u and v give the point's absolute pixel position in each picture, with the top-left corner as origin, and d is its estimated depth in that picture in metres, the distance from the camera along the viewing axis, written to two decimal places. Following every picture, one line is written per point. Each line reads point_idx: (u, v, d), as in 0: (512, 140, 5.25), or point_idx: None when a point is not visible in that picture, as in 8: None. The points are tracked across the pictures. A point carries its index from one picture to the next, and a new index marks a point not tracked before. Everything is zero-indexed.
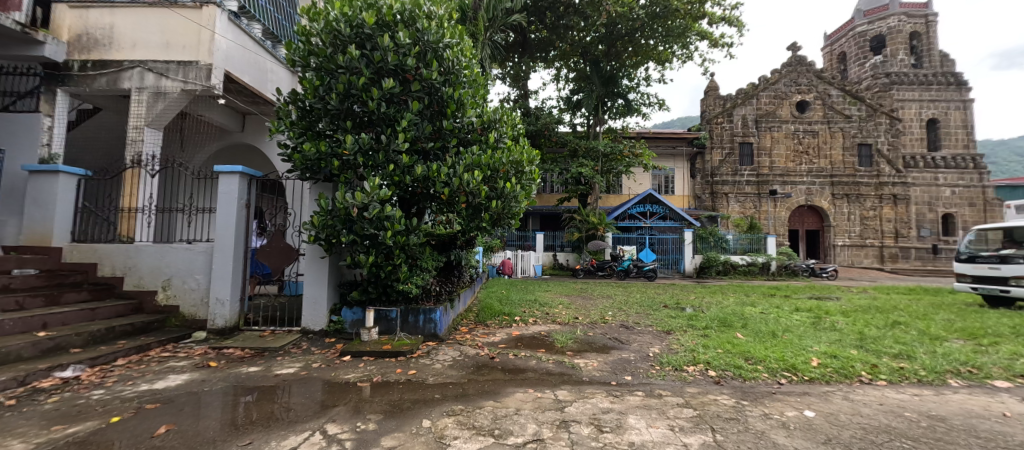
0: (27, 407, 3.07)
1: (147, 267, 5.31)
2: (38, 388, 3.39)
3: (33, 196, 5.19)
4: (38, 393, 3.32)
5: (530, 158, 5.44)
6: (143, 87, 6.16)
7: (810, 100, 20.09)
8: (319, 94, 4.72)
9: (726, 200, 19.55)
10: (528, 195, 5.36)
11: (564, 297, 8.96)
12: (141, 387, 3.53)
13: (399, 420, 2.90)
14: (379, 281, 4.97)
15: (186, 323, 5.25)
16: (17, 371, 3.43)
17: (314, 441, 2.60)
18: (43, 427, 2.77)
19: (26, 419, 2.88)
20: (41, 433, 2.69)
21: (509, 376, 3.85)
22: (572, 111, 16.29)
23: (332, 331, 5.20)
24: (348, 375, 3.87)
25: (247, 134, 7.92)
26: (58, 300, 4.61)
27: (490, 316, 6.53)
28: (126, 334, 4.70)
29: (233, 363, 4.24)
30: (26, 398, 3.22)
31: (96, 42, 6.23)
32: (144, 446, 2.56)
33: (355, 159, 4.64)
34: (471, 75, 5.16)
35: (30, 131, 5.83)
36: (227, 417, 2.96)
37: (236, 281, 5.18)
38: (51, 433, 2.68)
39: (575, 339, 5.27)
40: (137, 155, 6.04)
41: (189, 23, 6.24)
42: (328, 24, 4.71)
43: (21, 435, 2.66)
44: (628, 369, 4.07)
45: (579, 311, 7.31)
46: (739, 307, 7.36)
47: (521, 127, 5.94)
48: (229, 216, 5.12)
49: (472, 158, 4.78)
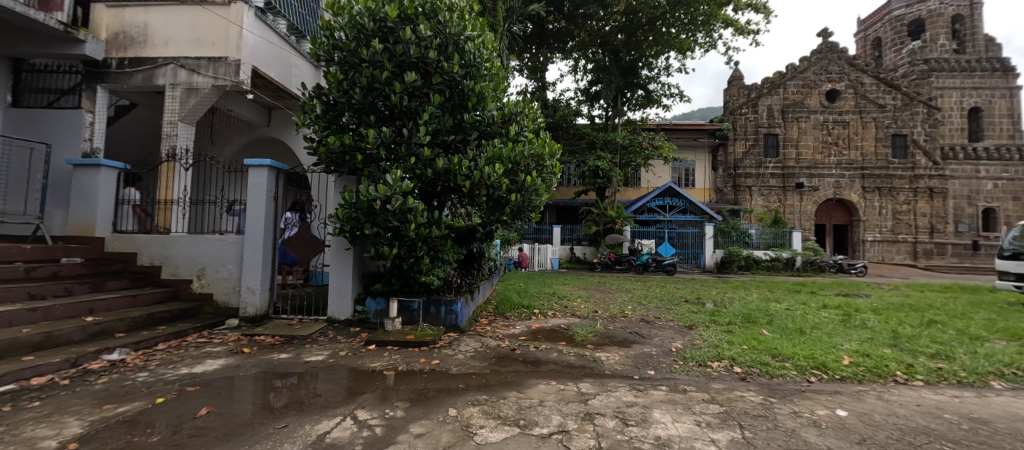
0: (80, 387, 3.28)
1: (182, 258, 5.55)
2: (89, 370, 3.61)
3: (77, 189, 5.48)
4: (87, 374, 3.53)
5: (551, 151, 5.46)
6: (176, 84, 6.38)
7: (841, 89, 19.29)
8: (343, 88, 4.81)
9: (749, 193, 19.11)
10: (548, 188, 5.35)
11: (582, 291, 8.97)
12: (182, 370, 3.72)
13: (425, 408, 2.96)
14: (403, 272, 5.07)
15: (219, 311, 5.47)
16: (68, 353, 3.65)
17: (346, 426, 2.70)
18: (95, 406, 2.96)
19: (80, 398, 3.08)
20: (93, 412, 2.87)
21: (530, 368, 3.89)
22: (590, 103, 16.12)
23: (356, 320, 5.32)
24: (374, 364, 3.97)
25: (273, 128, 8.18)
26: (102, 287, 4.88)
27: (510, 308, 6.59)
28: (165, 320, 4.93)
29: (264, 349, 4.40)
30: (79, 378, 3.44)
31: (132, 40, 6.47)
32: (189, 426, 2.70)
33: (378, 152, 4.71)
34: (492, 68, 5.21)
35: (74, 126, 6.16)
36: (262, 402, 3.09)
37: (266, 270, 5.36)
38: (104, 412, 2.86)
39: (595, 333, 5.26)
40: (172, 149, 6.27)
41: (218, 19, 6.40)
42: (352, 18, 4.76)
43: (75, 413, 2.84)
44: (651, 363, 4.05)
45: (597, 305, 7.30)
46: (763, 303, 7.21)
47: (540, 119, 5.94)
48: (258, 208, 5.29)
49: (493, 151, 4.78)
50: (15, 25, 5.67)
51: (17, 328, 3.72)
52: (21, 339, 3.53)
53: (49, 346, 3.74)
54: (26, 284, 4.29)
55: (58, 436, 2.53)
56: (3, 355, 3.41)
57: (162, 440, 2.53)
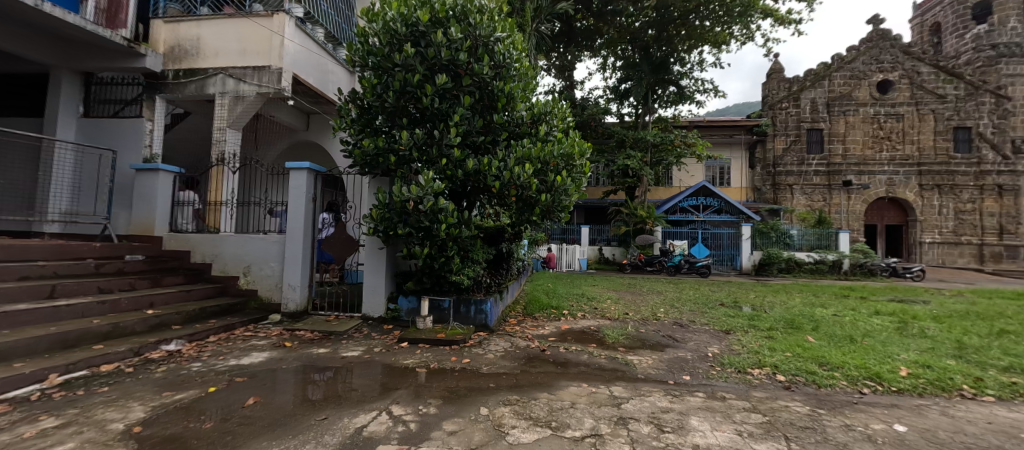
0: (142, 374, 3.54)
1: (230, 256, 5.87)
2: (149, 359, 3.89)
3: (139, 191, 5.94)
4: (148, 362, 3.80)
5: (581, 150, 5.41)
6: (225, 92, 6.76)
7: (895, 80, 18.04)
8: (377, 92, 4.95)
9: (790, 192, 18.28)
10: (578, 188, 5.30)
11: (611, 292, 8.82)
12: (231, 361, 3.94)
13: (457, 406, 3.00)
14: (434, 271, 5.16)
15: (263, 306, 5.74)
16: (132, 343, 3.94)
17: (382, 421, 2.77)
18: (156, 392, 3.18)
19: (142, 385, 3.32)
20: (154, 398, 3.08)
21: (560, 370, 3.86)
22: (619, 101, 15.83)
23: (389, 318, 5.45)
24: (407, 361, 4.06)
25: (312, 132, 8.53)
26: (161, 283, 5.25)
27: (538, 309, 6.57)
28: (215, 313, 5.23)
29: (304, 344, 4.59)
30: (141, 366, 3.71)
31: (185, 52, 6.89)
32: (238, 415, 2.86)
33: (410, 154, 4.82)
34: (521, 68, 5.22)
35: (136, 133, 6.65)
36: (303, 394, 3.22)
37: (305, 268, 5.59)
38: (163, 398, 3.07)
39: (626, 335, 5.16)
40: (221, 154, 6.65)
41: (262, 30, 6.72)
42: (385, 24, 4.88)
43: (139, 399, 3.06)
44: (686, 369, 3.93)
45: (628, 307, 7.16)
46: (807, 308, 6.85)
47: (570, 119, 5.91)
48: (298, 209, 5.52)
49: (523, 151, 4.78)
50: (85, 42, 6.22)
51: (88, 319, 4.05)
52: (91, 329, 3.85)
53: (116, 336, 4.05)
54: (94, 278, 4.67)
55: (123, 420, 2.73)
56: (76, 343, 3.72)
57: (213, 427, 2.68)
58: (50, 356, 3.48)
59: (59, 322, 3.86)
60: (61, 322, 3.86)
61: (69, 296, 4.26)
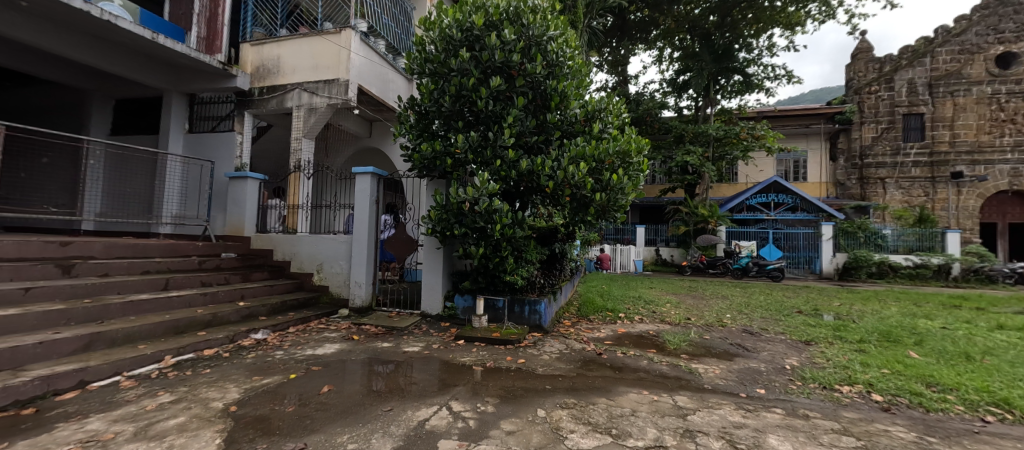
0: (236, 359, 3.94)
1: (305, 254, 6.35)
2: (241, 346, 4.32)
3: (232, 197, 6.65)
4: (241, 349, 4.22)
5: (638, 147, 5.22)
6: (300, 105, 7.33)
7: (1019, 52, 15.47)
8: (434, 97, 5.10)
9: (881, 186, 16.46)
10: (635, 186, 5.11)
11: (671, 296, 8.41)
12: (307, 351, 4.26)
13: (514, 406, 3.01)
14: (488, 271, 5.22)
15: (333, 301, 6.14)
16: (228, 331, 4.41)
17: (443, 416, 2.85)
18: (247, 376, 3.52)
19: (236, 369, 3.69)
20: (246, 381, 3.41)
21: (618, 375, 3.74)
22: (677, 94, 15.09)
23: (446, 316, 5.60)
24: (464, 358, 4.14)
25: (374, 139, 9.02)
26: (250, 278, 5.81)
27: (593, 311, 6.43)
28: (295, 306, 5.70)
29: (370, 338, 4.85)
30: (234, 352, 4.13)
31: (266, 70, 7.56)
32: (315, 401, 3.09)
33: (466, 156, 4.93)
34: (575, 65, 5.14)
35: (229, 145, 7.45)
36: (371, 385, 3.40)
37: (370, 267, 5.91)
38: (253, 382, 3.39)
39: (690, 342, 4.89)
40: (297, 161, 7.22)
41: (332, 46, 7.21)
42: (442, 31, 5.01)
43: (234, 381, 3.41)
44: (760, 381, 3.65)
45: (690, 311, 6.79)
46: (907, 319, 6.07)
47: (625, 115, 5.73)
48: (364, 211, 5.85)
49: (577, 149, 4.71)
50: (191, 67, 7.08)
51: (194, 308, 4.61)
52: (196, 317, 4.36)
53: (215, 324, 4.54)
54: (198, 273, 5.31)
55: (221, 399, 3.06)
56: (185, 329, 4.24)
57: (294, 411, 2.91)
58: (165, 340, 3.99)
59: (172, 310, 4.44)
60: (173, 311, 4.44)
61: (179, 289, 4.89)
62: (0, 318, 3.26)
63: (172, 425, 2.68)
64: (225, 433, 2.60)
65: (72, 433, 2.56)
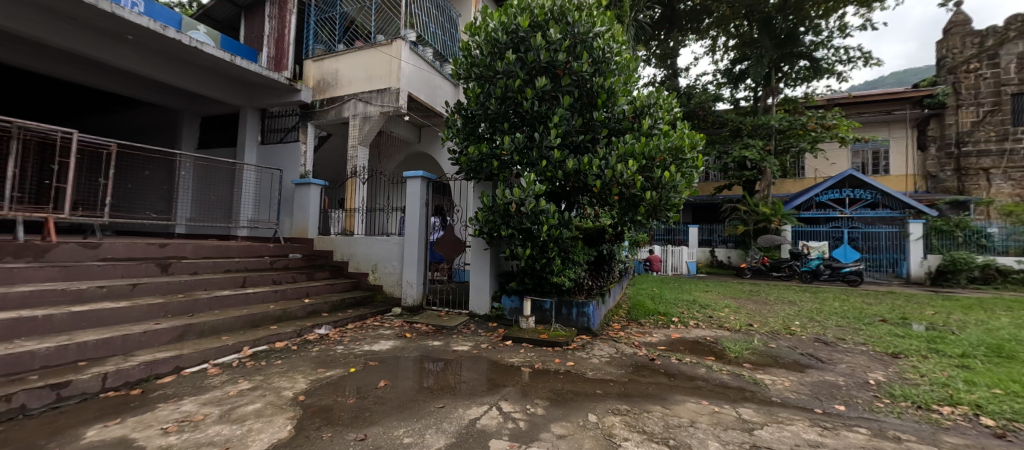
0: (303, 352, 4.21)
1: (361, 255, 6.66)
2: (307, 340, 4.61)
3: (298, 202, 7.14)
4: (306, 343, 4.51)
5: (692, 142, 4.97)
6: (355, 114, 7.71)
7: None
8: (480, 101, 5.16)
9: (983, 178, 14.54)
10: (689, 184, 4.87)
11: (730, 300, 7.92)
12: (364, 347, 4.46)
13: (565, 410, 2.96)
14: (535, 272, 5.18)
15: (387, 300, 6.38)
16: (295, 326, 4.72)
17: (493, 415, 2.85)
18: (313, 368, 3.75)
19: (303, 361, 3.94)
20: (312, 372, 3.64)
21: (674, 382, 3.57)
22: (733, 84, 14.25)
23: (494, 316, 5.64)
24: (513, 359, 4.14)
25: (422, 144, 9.33)
26: (313, 277, 6.20)
27: (644, 314, 6.20)
28: (353, 304, 5.99)
29: (422, 336, 4.99)
30: (301, 345, 4.42)
31: (325, 83, 8.04)
32: (373, 395, 3.22)
33: (512, 158, 4.95)
34: (623, 60, 4.99)
35: (294, 154, 8.00)
36: (424, 382, 3.49)
37: (420, 267, 6.09)
38: (318, 374, 3.61)
39: (753, 350, 4.58)
40: (353, 168, 7.61)
41: (384, 56, 7.52)
42: (487, 35, 5.05)
43: (302, 372, 3.64)
44: (837, 396, 3.33)
45: (752, 317, 6.35)
46: (1021, 331, 5.27)
47: (677, 109, 5.50)
48: (414, 214, 6.03)
49: (625, 147, 4.58)
50: (263, 84, 7.73)
51: (266, 304, 4.99)
52: (269, 312, 4.71)
53: (285, 319, 4.89)
54: (270, 272, 5.75)
55: (291, 389, 3.27)
56: (259, 323, 4.60)
57: (355, 403, 3.05)
58: (242, 332, 4.34)
59: (248, 305, 4.84)
60: (249, 306, 4.83)
61: (254, 286, 5.31)
62: (112, 310, 3.73)
63: (250, 410, 2.91)
64: (295, 420, 2.78)
65: (169, 413, 2.85)
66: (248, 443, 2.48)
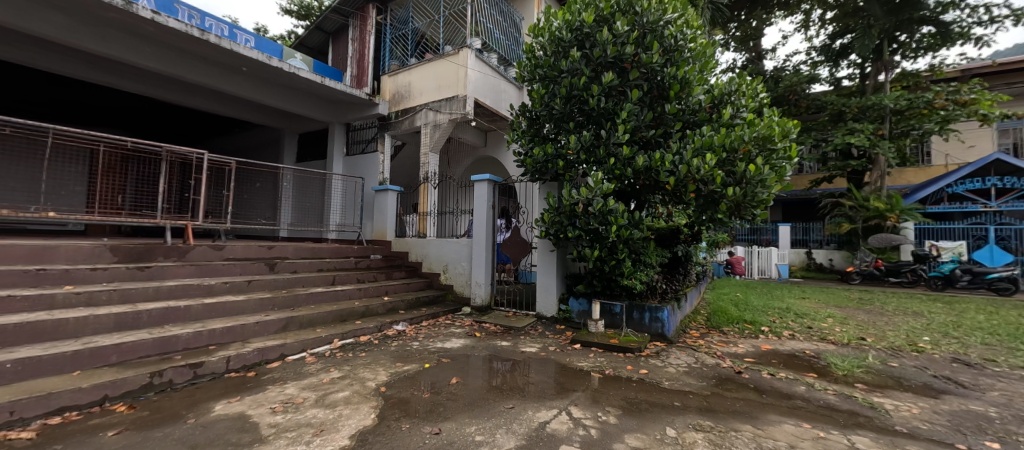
0: (383, 346, 4.46)
1: (433, 255, 6.94)
2: (387, 335, 4.89)
3: (377, 206, 7.64)
4: (386, 338, 4.78)
5: (783, 131, 4.46)
6: (427, 122, 8.08)
7: None
8: (545, 101, 5.09)
9: None
10: (780, 177, 4.35)
11: (833, 309, 6.95)
12: (437, 344, 4.61)
13: (639, 421, 2.78)
14: (604, 274, 4.99)
15: (457, 299, 6.56)
16: (377, 321, 5.02)
17: (563, 420, 2.77)
18: (392, 362, 3.95)
19: (384, 354, 4.18)
20: (391, 366, 3.84)
21: (766, 400, 3.19)
22: (833, 62, 12.58)
23: (561, 318, 5.53)
24: (582, 363, 4.01)
25: (489, 148, 9.52)
26: (392, 276, 6.58)
27: (727, 322, 5.68)
28: (428, 302, 6.24)
29: (491, 336, 5.04)
30: (382, 340, 4.70)
31: (400, 95, 8.53)
32: (446, 391, 3.30)
33: (578, 157, 4.81)
34: (698, 47, 4.62)
35: (374, 163, 8.58)
36: (494, 381, 3.50)
37: (488, 269, 6.18)
38: (397, 367, 3.79)
39: (865, 368, 3.95)
40: (426, 173, 7.97)
41: (451, 65, 7.79)
42: (551, 35, 4.97)
43: (382, 365, 3.86)
44: (985, 430, 2.73)
45: (863, 329, 5.50)
46: None
47: (763, 95, 4.99)
48: (482, 216, 6.14)
49: (702, 140, 4.24)
50: (348, 101, 8.41)
51: (352, 300, 5.38)
52: (354, 308, 5.07)
53: (368, 314, 5.23)
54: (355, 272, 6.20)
55: (374, 380, 3.47)
56: (347, 317, 4.97)
57: (430, 397, 3.15)
58: (333, 326, 4.73)
59: (337, 301, 5.26)
60: (339, 302, 5.25)
61: (342, 284, 5.77)
62: (233, 302, 4.28)
63: (340, 397, 3.13)
64: (378, 409, 2.93)
65: (277, 394, 3.17)
66: (339, 428, 2.66)
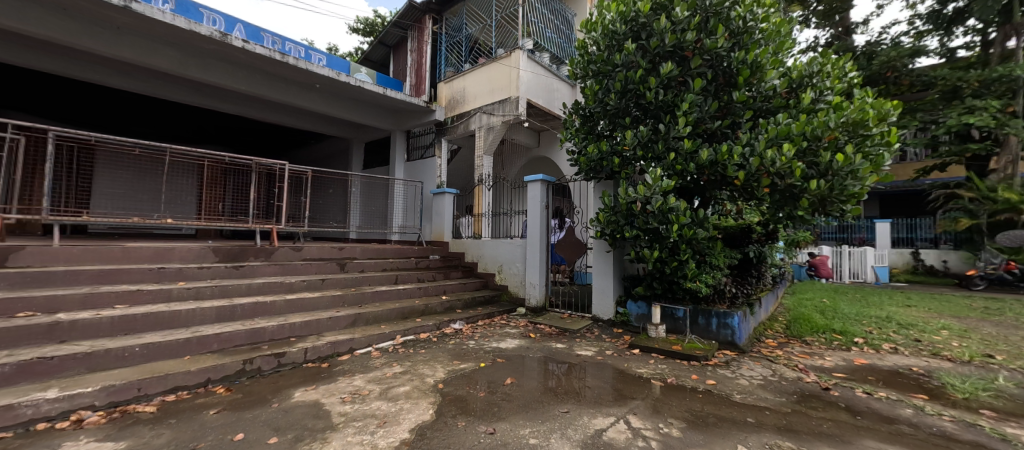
0: (441, 344, 4.54)
1: (488, 256, 6.98)
2: (445, 333, 4.97)
3: (435, 209, 7.84)
4: (444, 336, 4.86)
5: (879, 113, 3.91)
6: (480, 125, 8.17)
7: None
8: (599, 97, 4.88)
9: None
10: (876, 167, 3.80)
11: (947, 319, 5.95)
12: (493, 344, 4.59)
13: (706, 436, 2.53)
14: (665, 276, 4.69)
15: (512, 300, 6.53)
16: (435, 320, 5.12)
17: (621, 430, 2.59)
18: (449, 359, 3.99)
19: (442, 352, 4.24)
20: (448, 363, 3.87)
21: (861, 422, 2.76)
22: (944, 31, 10.86)
23: (619, 322, 5.28)
24: (642, 370, 3.77)
25: (543, 148, 9.44)
26: (449, 276, 6.71)
27: (811, 331, 5.08)
28: (484, 302, 6.29)
29: (546, 337, 4.93)
30: (439, 338, 4.78)
31: (455, 100, 8.71)
32: (501, 391, 3.25)
33: (635, 153, 4.56)
34: (771, 26, 4.19)
35: (432, 167, 8.83)
36: (550, 384, 3.40)
37: (542, 270, 6.09)
38: (453, 365, 3.82)
39: (993, 392, 3.31)
40: (480, 175, 8.06)
41: (503, 68, 7.83)
42: (604, 28, 4.75)
43: (440, 362, 3.90)
44: None
45: (988, 344, 4.64)
46: None
47: (853, 73, 4.42)
48: (535, 217, 6.07)
49: (777, 128, 3.83)
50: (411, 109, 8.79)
51: (413, 298, 5.55)
52: (415, 306, 5.22)
53: (428, 312, 5.36)
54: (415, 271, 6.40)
55: (432, 376, 3.52)
56: (409, 315, 5.12)
57: (485, 397, 3.11)
58: (396, 322, 4.89)
59: (400, 299, 5.45)
60: (402, 300, 5.45)
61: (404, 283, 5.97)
62: (311, 299, 4.58)
63: (400, 391, 3.20)
64: (435, 406, 2.95)
65: (344, 385, 3.32)
66: (399, 421, 2.71)
